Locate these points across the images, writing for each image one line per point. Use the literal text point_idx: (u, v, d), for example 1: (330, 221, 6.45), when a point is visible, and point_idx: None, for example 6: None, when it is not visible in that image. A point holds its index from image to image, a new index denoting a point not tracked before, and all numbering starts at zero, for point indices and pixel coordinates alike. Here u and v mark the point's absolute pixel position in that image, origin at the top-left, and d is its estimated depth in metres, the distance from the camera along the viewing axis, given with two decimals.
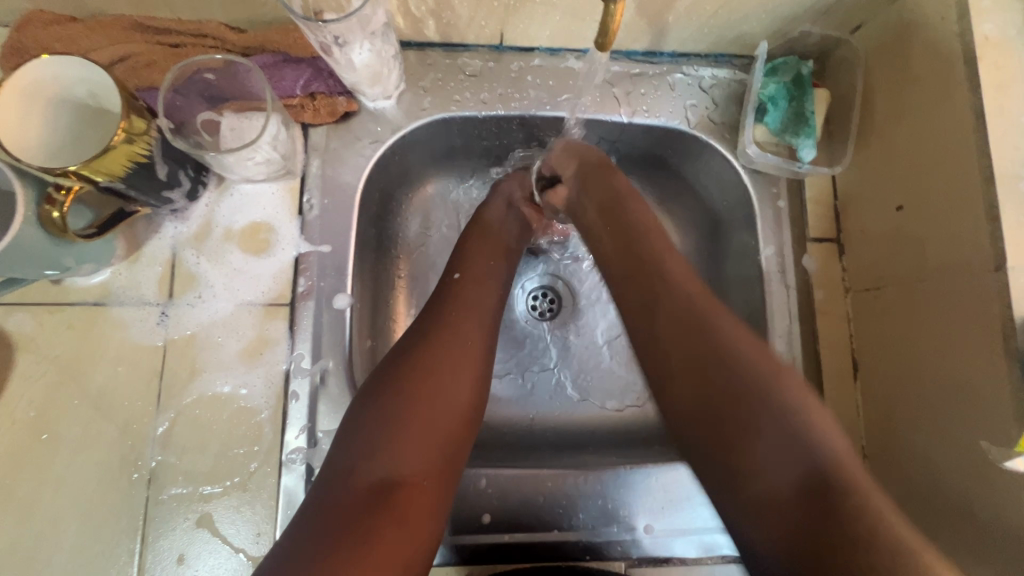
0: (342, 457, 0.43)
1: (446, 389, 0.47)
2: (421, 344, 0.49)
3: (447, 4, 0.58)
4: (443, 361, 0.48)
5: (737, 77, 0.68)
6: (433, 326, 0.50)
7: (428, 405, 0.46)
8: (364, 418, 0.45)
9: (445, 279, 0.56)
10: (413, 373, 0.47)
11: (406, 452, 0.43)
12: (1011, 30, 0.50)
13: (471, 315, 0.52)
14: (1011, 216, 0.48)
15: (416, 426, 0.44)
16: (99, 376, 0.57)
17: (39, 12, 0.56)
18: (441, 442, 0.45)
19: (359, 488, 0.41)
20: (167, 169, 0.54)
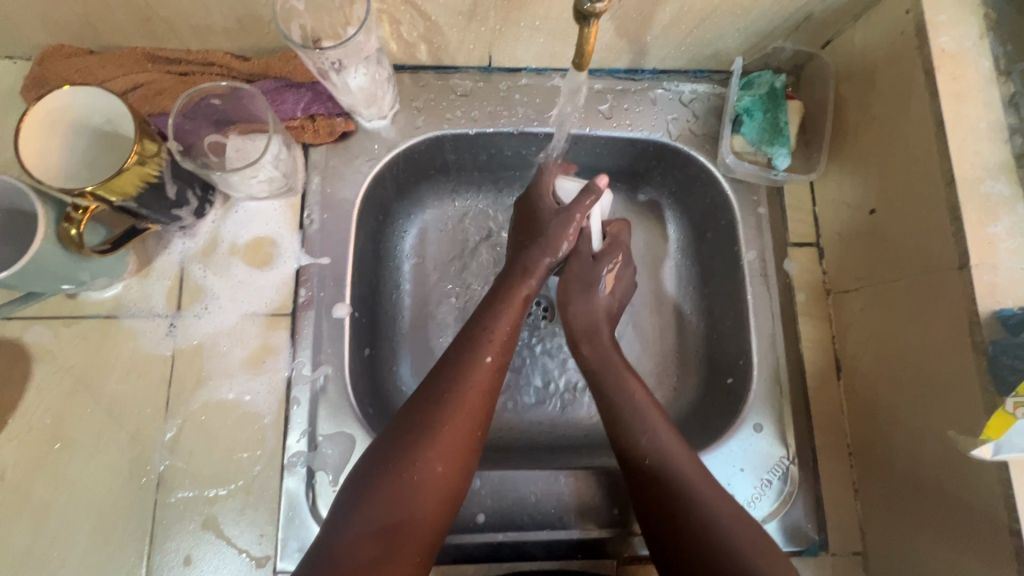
0: (348, 518, 0.45)
1: (452, 465, 0.49)
2: (440, 422, 0.49)
3: (437, 29, 0.62)
4: (454, 441, 0.49)
5: (716, 91, 0.72)
6: (452, 400, 0.51)
7: (435, 483, 0.47)
8: (373, 487, 0.46)
9: (477, 359, 0.53)
10: (427, 452, 0.48)
11: (406, 522, 0.46)
12: (966, 42, 0.54)
13: (485, 392, 0.52)
14: (972, 217, 0.50)
15: (422, 497, 0.47)
16: (110, 385, 0.60)
17: (59, 46, 0.60)
18: (438, 514, 0.48)
19: (361, 552, 0.43)
20: (176, 188, 0.58)
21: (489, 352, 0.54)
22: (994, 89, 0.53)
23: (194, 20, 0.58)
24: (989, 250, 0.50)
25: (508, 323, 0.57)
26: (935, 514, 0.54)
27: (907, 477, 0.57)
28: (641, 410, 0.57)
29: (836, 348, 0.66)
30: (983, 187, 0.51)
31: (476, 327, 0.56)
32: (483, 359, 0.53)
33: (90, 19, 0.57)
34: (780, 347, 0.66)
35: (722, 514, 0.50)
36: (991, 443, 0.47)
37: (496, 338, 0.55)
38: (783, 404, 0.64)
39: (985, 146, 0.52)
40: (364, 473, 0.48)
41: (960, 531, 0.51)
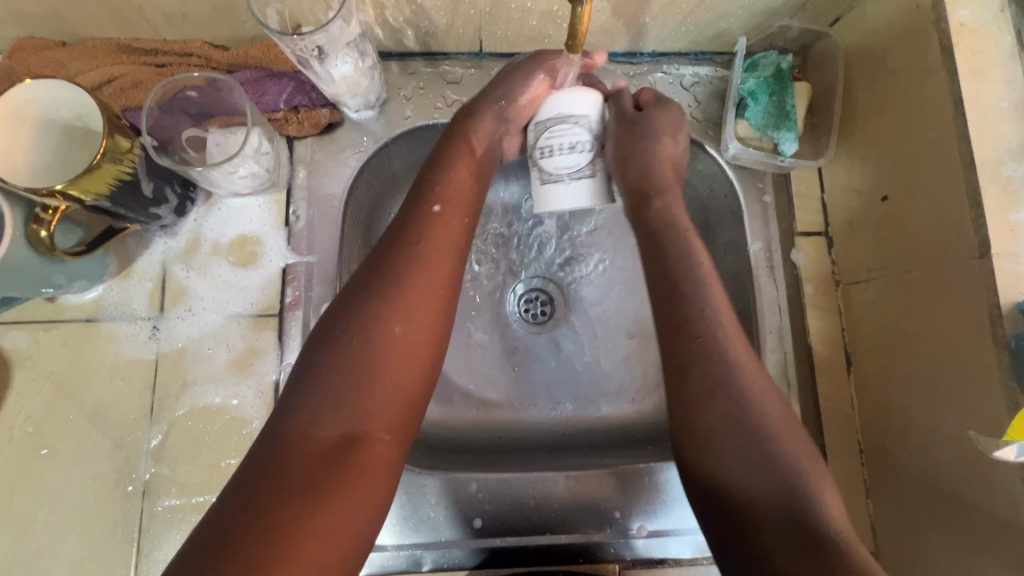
0: (298, 404, 0.41)
1: (412, 327, 0.45)
2: (386, 292, 0.45)
3: (424, 13, 0.59)
4: (413, 307, 0.45)
5: (718, 74, 0.68)
6: (402, 262, 0.47)
7: (394, 342, 0.44)
8: (320, 372, 0.42)
9: (422, 210, 0.50)
10: (379, 315, 0.44)
11: (367, 407, 0.41)
12: (986, 15, 0.50)
13: (443, 242, 0.49)
14: (993, 202, 0.47)
15: (386, 372, 0.43)
16: (93, 390, 0.58)
17: (29, 38, 0.57)
18: (406, 393, 0.44)
19: (320, 442, 0.39)
20: (153, 186, 0.55)
21: (437, 203, 0.51)
22: (1017, 65, 0.49)
23: (167, 10, 0.55)
24: (1011, 238, 0.47)
25: (459, 177, 0.53)
26: (950, 513, 0.52)
27: (920, 476, 0.55)
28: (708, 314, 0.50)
29: (846, 342, 0.64)
30: (1005, 170, 0.48)
31: (421, 189, 0.52)
32: (431, 210, 0.50)
33: (59, 10, 0.54)
34: (788, 341, 0.63)
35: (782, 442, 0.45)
36: (1016, 444, 0.43)
37: (449, 196, 0.52)
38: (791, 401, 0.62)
39: (1008, 126, 0.48)
40: (312, 355, 0.43)
41: (975, 530, 0.49)
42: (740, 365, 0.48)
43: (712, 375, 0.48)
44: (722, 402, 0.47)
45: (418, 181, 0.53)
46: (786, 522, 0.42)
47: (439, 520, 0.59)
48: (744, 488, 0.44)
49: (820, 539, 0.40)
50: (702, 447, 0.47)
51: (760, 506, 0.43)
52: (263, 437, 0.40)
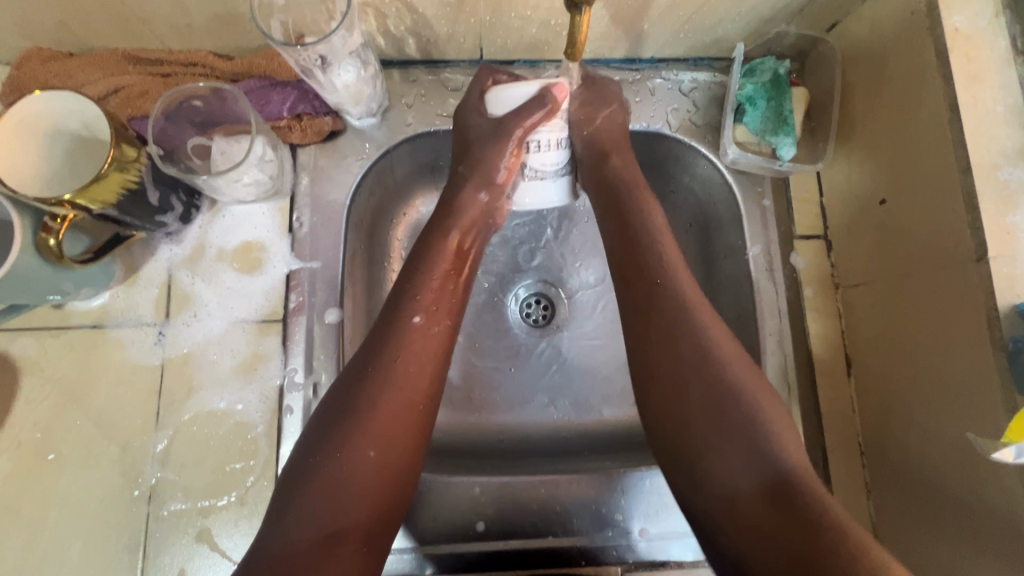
0: (284, 516, 0.44)
1: (387, 451, 0.47)
2: (363, 406, 0.48)
3: (425, 22, 0.59)
4: (388, 417, 0.48)
5: (717, 80, 0.69)
6: (377, 384, 0.49)
7: (368, 465, 0.46)
8: (306, 480, 0.45)
9: (403, 322, 0.52)
10: (358, 437, 0.47)
11: (341, 515, 0.45)
12: (981, 21, 0.51)
13: (416, 358, 0.51)
14: (989, 206, 0.48)
15: (361, 481, 0.46)
16: (99, 396, 0.59)
17: (37, 49, 0.58)
18: (380, 507, 0.47)
19: (299, 552, 0.42)
20: (159, 194, 0.56)
21: (418, 313, 0.53)
22: (1012, 70, 0.50)
23: (173, 20, 0.56)
24: (1008, 241, 0.47)
25: (440, 278, 0.56)
26: (950, 512, 0.52)
27: (921, 477, 0.55)
28: (664, 269, 0.55)
29: (846, 344, 0.64)
30: (1001, 174, 0.48)
31: (402, 293, 0.54)
32: (412, 323, 0.52)
33: (67, 20, 0.55)
34: (788, 343, 0.64)
35: (737, 375, 0.49)
36: (1013, 446, 0.44)
37: (428, 305, 0.54)
38: (792, 403, 0.62)
39: (1003, 131, 0.49)
40: (297, 469, 0.46)
41: (974, 529, 0.50)
42: (693, 300, 0.53)
43: (669, 329, 0.52)
44: (703, 398, 0.49)
45: (396, 288, 0.54)
46: (776, 505, 0.43)
47: (443, 524, 0.60)
48: (711, 471, 0.47)
49: (781, 480, 0.44)
50: (667, 405, 0.50)
51: (748, 491, 0.45)
52: (254, 548, 0.43)
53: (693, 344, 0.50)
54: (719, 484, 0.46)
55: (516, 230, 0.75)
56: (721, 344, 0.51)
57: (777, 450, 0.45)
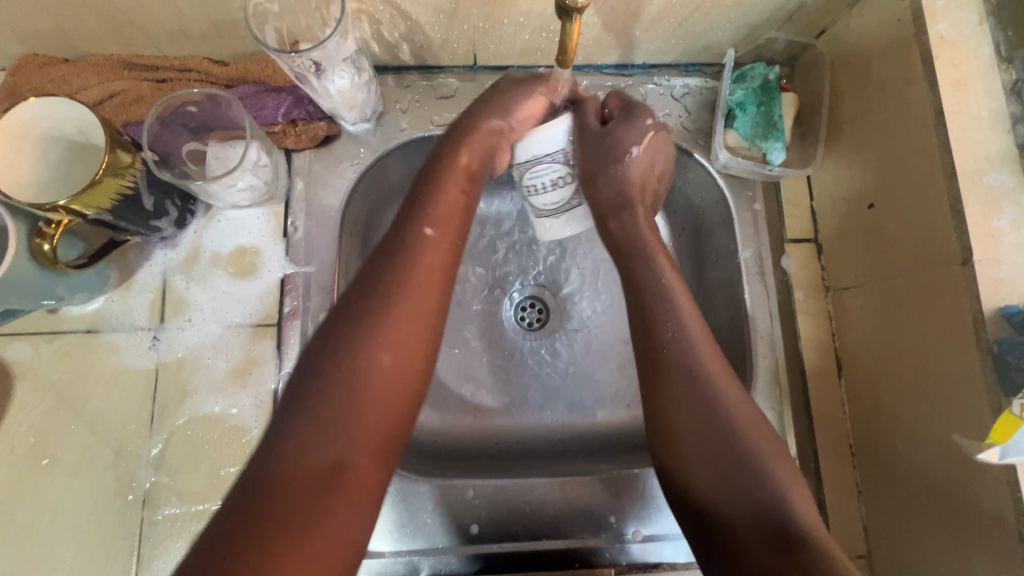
0: (284, 437, 0.39)
1: (399, 358, 0.43)
2: (379, 318, 0.44)
3: (418, 28, 0.60)
4: (405, 328, 0.44)
5: (708, 85, 0.70)
6: (394, 298, 0.45)
7: (385, 376, 0.42)
8: (310, 400, 0.40)
9: (414, 232, 0.48)
10: (373, 350, 0.43)
11: (354, 443, 0.40)
12: (965, 28, 0.52)
13: (431, 268, 0.47)
14: (974, 210, 0.49)
15: (374, 396, 0.42)
16: (94, 400, 0.59)
17: (32, 55, 0.59)
18: (393, 426, 0.43)
19: (308, 469, 0.38)
20: (154, 199, 0.56)
21: (428, 224, 0.49)
22: (996, 76, 0.51)
23: (168, 27, 0.56)
24: (992, 245, 0.48)
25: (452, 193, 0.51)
26: (939, 515, 0.52)
27: (910, 479, 0.55)
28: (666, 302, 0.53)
29: (836, 347, 0.65)
30: (985, 178, 0.49)
31: (410, 207, 0.50)
32: (424, 232, 0.48)
33: (63, 28, 0.56)
34: (779, 346, 0.64)
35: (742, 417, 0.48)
36: (998, 446, 0.45)
37: (438, 214, 0.50)
38: (783, 406, 0.63)
39: (987, 136, 0.50)
40: (300, 391, 0.41)
41: (962, 532, 0.50)
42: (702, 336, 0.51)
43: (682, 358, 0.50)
44: (699, 409, 0.48)
45: (407, 205, 0.50)
46: (764, 533, 0.42)
47: (436, 527, 0.60)
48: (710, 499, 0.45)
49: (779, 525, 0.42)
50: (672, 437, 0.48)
51: (738, 517, 0.44)
52: (245, 475, 0.38)
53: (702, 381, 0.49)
54: (715, 509, 0.45)
55: (511, 235, 0.75)
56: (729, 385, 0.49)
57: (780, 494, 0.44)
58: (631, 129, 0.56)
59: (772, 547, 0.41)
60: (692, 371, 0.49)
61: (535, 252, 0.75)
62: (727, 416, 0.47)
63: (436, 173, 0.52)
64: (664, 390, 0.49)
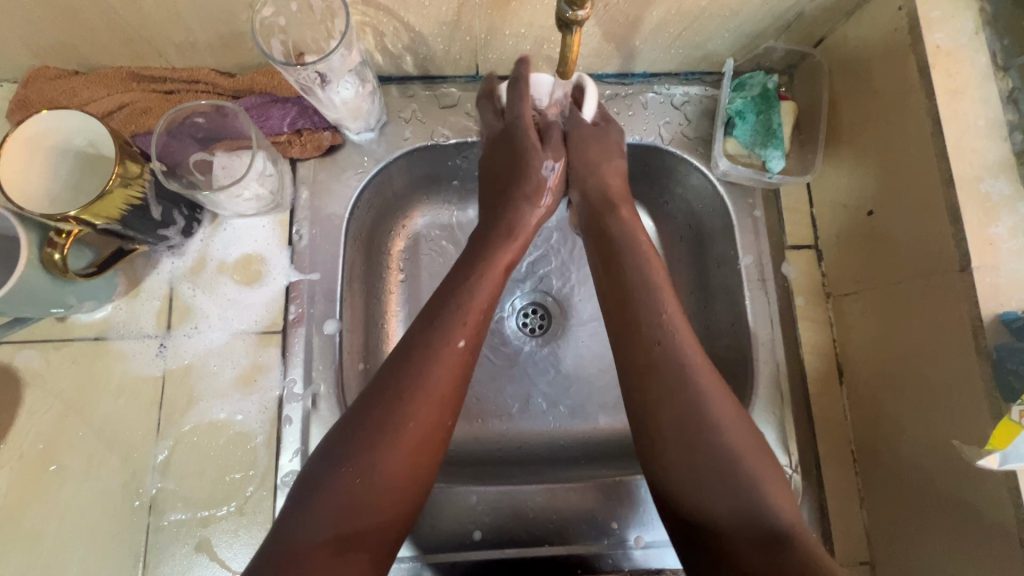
0: (300, 518, 0.43)
1: (415, 464, 0.48)
2: (394, 429, 0.47)
3: (422, 40, 0.61)
4: (420, 432, 0.48)
5: (708, 93, 0.70)
6: (410, 408, 0.48)
7: (393, 480, 0.46)
8: (325, 493, 0.44)
9: (447, 344, 0.51)
10: (388, 450, 0.46)
11: (365, 519, 0.45)
12: (961, 37, 0.52)
13: (451, 377, 0.51)
14: (972, 217, 0.49)
15: (384, 492, 0.46)
16: (101, 407, 0.60)
17: (43, 68, 0.60)
18: (394, 518, 0.47)
19: (319, 553, 0.42)
20: (162, 209, 0.57)
21: (460, 337, 0.52)
22: (993, 85, 0.51)
23: (176, 39, 0.57)
24: (990, 251, 0.48)
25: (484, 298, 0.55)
26: (940, 520, 0.52)
27: (911, 484, 0.56)
28: (659, 304, 0.54)
29: (837, 352, 0.65)
30: (983, 186, 0.50)
31: (448, 313, 0.53)
32: (454, 347, 0.51)
33: (73, 41, 0.57)
34: (780, 352, 0.64)
35: (727, 421, 0.48)
36: (998, 453, 0.45)
37: (469, 326, 0.53)
38: (785, 411, 0.63)
39: (984, 144, 0.50)
40: (318, 479, 0.45)
41: (964, 537, 0.50)
42: (681, 332, 0.53)
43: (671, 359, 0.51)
44: (689, 417, 0.48)
45: (434, 306, 0.54)
46: (757, 538, 0.43)
47: (440, 533, 0.60)
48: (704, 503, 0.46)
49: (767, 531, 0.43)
50: (667, 447, 0.48)
51: (730, 521, 0.45)
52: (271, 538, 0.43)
53: (684, 385, 0.50)
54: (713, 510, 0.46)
55: None
56: (709, 382, 0.50)
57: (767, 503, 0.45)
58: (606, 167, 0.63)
59: (762, 550, 0.43)
60: (685, 381, 0.50)
61: (537, 260, 0.76)
62: (717, 428, 0.48)
63: (490, 246, 0.58)
64: (655, 402, 0.50)
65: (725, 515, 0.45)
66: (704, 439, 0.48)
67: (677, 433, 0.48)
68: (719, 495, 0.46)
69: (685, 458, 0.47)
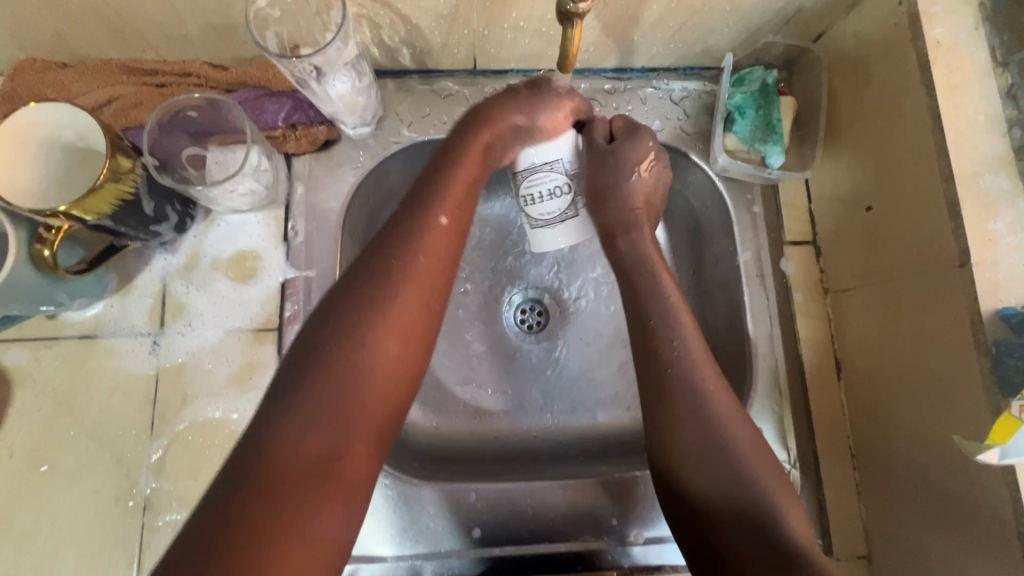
0: (276, 417, 0.37)
1: (407, 348, 0.43)
2: (383, 297, 0.42)
3: (419, 33, 0.60)
4: (404, 309, 0.43)
5: (707, 88, 0.70)
6: (396, 287, 0.43)
7: (383, 364, 0.41)
8: (304, 381, 0.39)
9: (429, 220, 0.47)
10: (372, 334, 0.41)
11: (352, 420, 0.39)
12: (961, 33, 0.52)
13: (440, 263, 0.46)
14: (972, 213, 0.49)
15: (366, 385, 0.40)
16: (93, 406, 0.59)
17: (30, 60, 0.58)
18: (393, 410, 0.42)
19: (303, 457, 0.36)
20: (154, 204, 0.56)
21: (442, 213, 0.48)
22: (992, 81, 0.51)
23: (167, 31, 0.56)
24: (989, 247, 0.48)
25: (460, 184, 0.51)
26: (942, 522, 0.52)
27: (910, 486, 0.56)
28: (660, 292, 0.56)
29: (836, 349, 0.65)
30: (982, 182, 0.50)
31: (423, 196, 0.49)
32: (438, 221, 0.47)
33: (61, 33, 0.55)
34: (779, 348, 0.64)
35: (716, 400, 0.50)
36: (997, 447, 0.45)
37: (450, 202, 0.49)
38: (783, 408, 0.63)
39: (984, 140, 0.50)
40: (289, 373, 0.39)
41: (961, 536, 0.51)
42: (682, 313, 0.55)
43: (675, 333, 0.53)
44: (699, 428, 0.49)
45: None
46: (751, 528, 0.44)
47: (438, 532, 0.60)
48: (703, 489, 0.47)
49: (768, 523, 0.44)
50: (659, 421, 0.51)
51: (729, 519, 0.45)
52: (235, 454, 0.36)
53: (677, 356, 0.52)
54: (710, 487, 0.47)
55: (514, 240, 0.76)
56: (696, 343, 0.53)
57: (768, 494, 0.46)
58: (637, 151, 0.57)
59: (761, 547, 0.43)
60: (691, 385, 0.51)
61: (536, 256, 0.75)
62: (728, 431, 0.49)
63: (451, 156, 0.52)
64: (656, 373, 0.52)
65: (732, 519, 0.45)
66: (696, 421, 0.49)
67: (679, 421, 0.50)
68: (712, 488, 0.47)
69: (691, 450, 0.49)
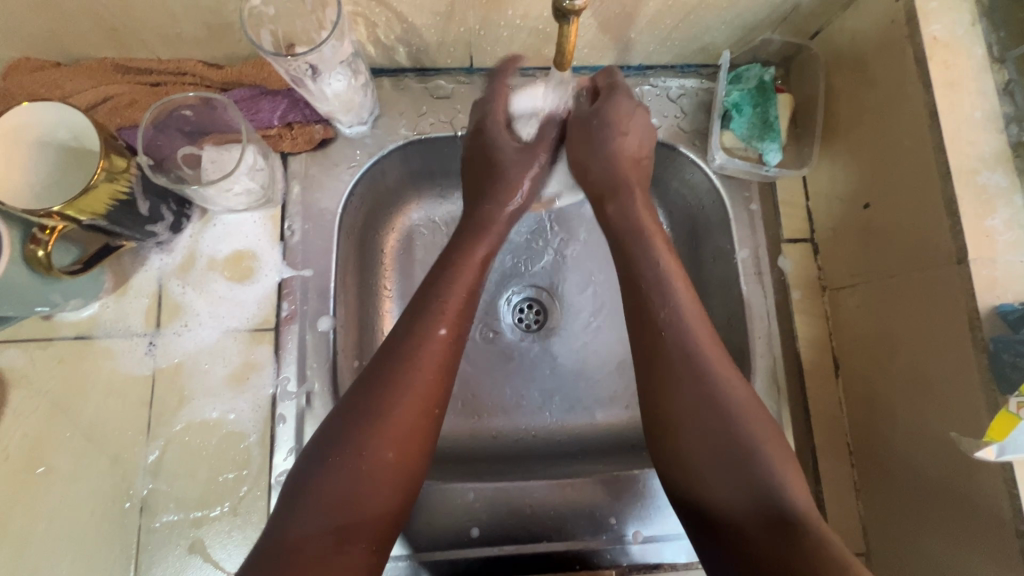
0: (298, 512, 0.43)
1: (406, 452, 0.47)
2: (388, 407, 0.47)
3: (415, 30, 0.60)
4: (408, 422, 0.47)
5: (704, 86, 0.70)
6: (399, 393, 0.48)
7: (385, 467, 0.46)
8: (320, 476, 0.44)
9: (430, 333, 0.51)
10: (376, 438, 0.46)
11: (358, 512, 0.44)
12: (958, 29, 0.52)
13: (440, 370, 0.51)
14: (970, 209, 0.49)
15: (374, 484, 0.45)
16: (89, 408, 0.59)
17: (24, 59, 0.57)
18: (395, 504, 0.46)
19: (314, 545, 0.42)
20: (149, 203, 0.56)
21: (444, 325, 0.52)
22: (989, 77, 0.51)
23: (161, 29, 0.56)
24: (987, 243, 0.48)
25: (464, 293, 0.55)
26: (939, 516, 0.53)
27: (908, 482, 0.56)
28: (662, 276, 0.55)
29: (834, 346, 0.65)
30: (979, 178, 0.50)
31: (429, 304, 0.53)
32: (438, 334, 0.51)
33: (53, 31, 0.55)
34: (777, 346, 0.64)
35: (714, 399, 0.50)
36: (995, 445, 0.45)
37: (452, 316, 0.53)
38: (781, 405, 0.63)
39: (981, 136, 0.50)
40: (309, 472, 0.45)
41: (959, 531, 0.51)
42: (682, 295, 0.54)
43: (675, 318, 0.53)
44: (699, 428, 0.48)
45: None
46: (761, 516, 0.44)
47: (436, 531, 0.60)
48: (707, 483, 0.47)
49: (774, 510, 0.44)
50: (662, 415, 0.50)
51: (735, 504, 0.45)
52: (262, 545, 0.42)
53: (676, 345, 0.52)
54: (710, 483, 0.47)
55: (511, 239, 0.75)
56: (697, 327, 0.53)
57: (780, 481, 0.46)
58: (615, 144, 0.61)
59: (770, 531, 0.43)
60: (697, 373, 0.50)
61: (533, 255, 0.75)
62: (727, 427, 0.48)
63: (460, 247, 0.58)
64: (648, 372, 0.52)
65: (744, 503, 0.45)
66: (703, 409, 0.49)
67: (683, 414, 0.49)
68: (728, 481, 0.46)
69: (698, 439, 0.48)
